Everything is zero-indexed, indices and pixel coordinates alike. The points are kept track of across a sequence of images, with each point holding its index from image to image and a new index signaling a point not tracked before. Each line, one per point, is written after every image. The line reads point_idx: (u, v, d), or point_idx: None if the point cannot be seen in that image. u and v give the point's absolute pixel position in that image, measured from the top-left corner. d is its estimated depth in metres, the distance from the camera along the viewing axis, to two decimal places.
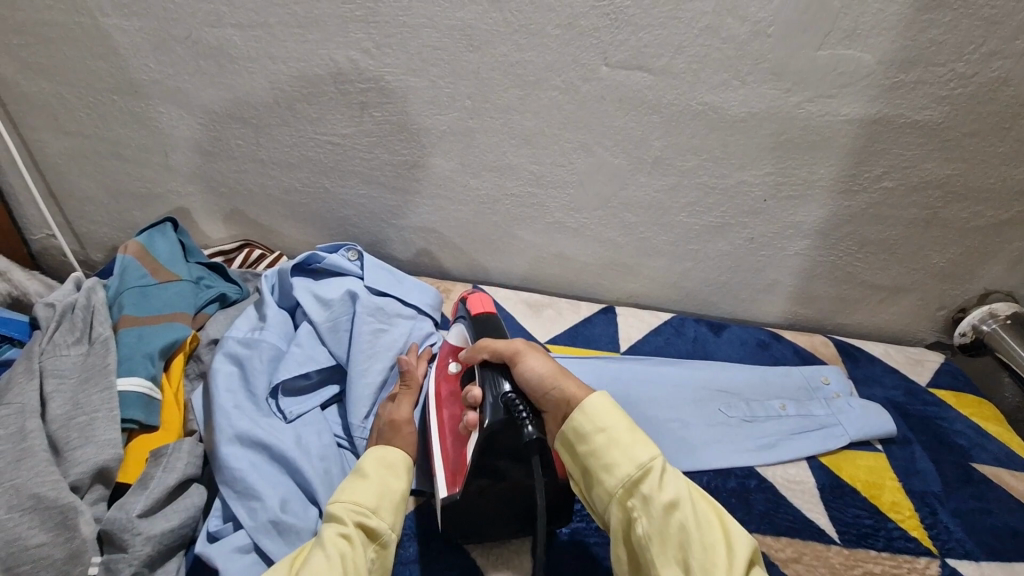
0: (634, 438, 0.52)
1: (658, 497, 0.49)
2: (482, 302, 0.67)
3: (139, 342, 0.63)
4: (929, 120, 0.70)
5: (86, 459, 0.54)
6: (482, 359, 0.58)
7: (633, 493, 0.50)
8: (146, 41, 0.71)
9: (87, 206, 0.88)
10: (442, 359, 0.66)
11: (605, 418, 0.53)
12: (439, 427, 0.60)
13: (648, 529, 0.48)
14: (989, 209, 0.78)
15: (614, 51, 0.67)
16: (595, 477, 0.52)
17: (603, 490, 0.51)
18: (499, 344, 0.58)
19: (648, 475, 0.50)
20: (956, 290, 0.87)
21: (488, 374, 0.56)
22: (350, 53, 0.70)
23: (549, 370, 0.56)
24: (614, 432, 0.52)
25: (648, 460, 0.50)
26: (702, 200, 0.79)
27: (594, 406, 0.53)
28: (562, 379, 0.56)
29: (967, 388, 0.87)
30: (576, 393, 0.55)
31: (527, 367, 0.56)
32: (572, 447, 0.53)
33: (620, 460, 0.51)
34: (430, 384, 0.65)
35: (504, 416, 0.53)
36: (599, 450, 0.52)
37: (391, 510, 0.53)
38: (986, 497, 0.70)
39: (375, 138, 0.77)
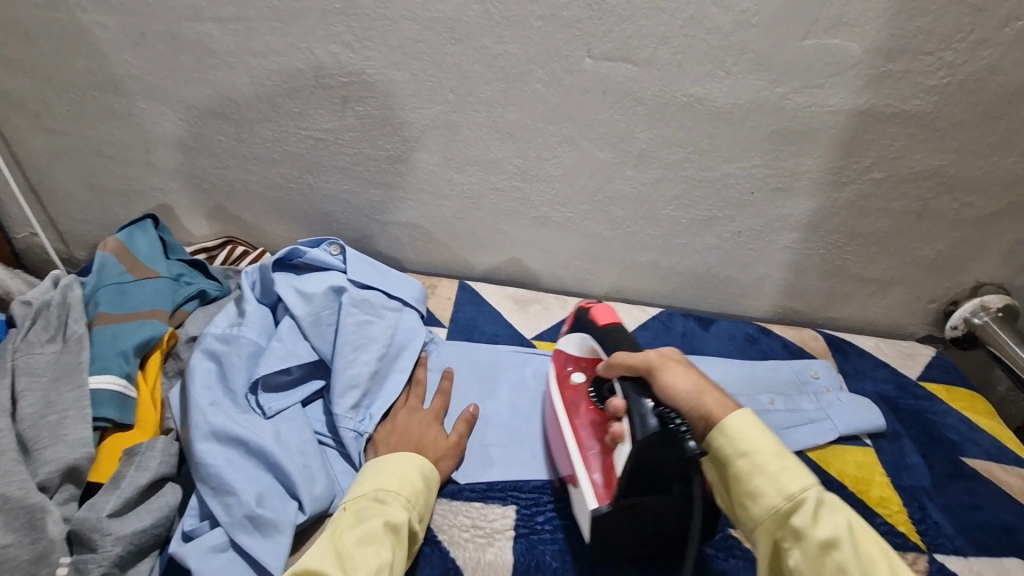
0: (784, 466, 0.49)
1: (814, 533, 0.46)
2: (608, 313, 0.66)
3: (114, 340, 0.62)
4: (918, 110, 0.69)
5: (56, 458, 0.53)
6: (620, 373, 0.56)
7: (782, 525, 0.47)
8: (125, 36, 0.71)
9: (69, 204, 0.87)
10: (562, 366, 0.69)
11: (751, 442, 0.50)
12: (574, 437, 0.62)
13: (801, 565, 0.46)
14: (980, 200, 0.77)
15: (598, 42, 0.66)
16: (736, 500, 0.50)
17: (747, 516, 0.49)
18: (633, 358, 0.56)
19: (800, 508, 0.47)
20: (948, 283, 0.86)
21: (626, 390, 0.54)
22: (331, 47, 0.69)
23: (691, 384, 0.53)
24: (759, 457, 0.49)
25: (800, 491, 0.47)
26: (689, 193, 0.78)
27: (737, 427, 0.51)
28: (704, 394, 0.53)
29: (959, 381, 0.86)
30: (718, 410, 0.52)
31: (665, 383, 0.53)
32: (717, 466, 0.51)
33: (767, 489, 0.48)
34: (556, 395, 0.67)
35: (658, 428, 0.51)
36: (743, 475, 0.49)
37: (425, 523, 0.56)
38: (976, 493, 0.70)
39: (358, 133, 0.76)
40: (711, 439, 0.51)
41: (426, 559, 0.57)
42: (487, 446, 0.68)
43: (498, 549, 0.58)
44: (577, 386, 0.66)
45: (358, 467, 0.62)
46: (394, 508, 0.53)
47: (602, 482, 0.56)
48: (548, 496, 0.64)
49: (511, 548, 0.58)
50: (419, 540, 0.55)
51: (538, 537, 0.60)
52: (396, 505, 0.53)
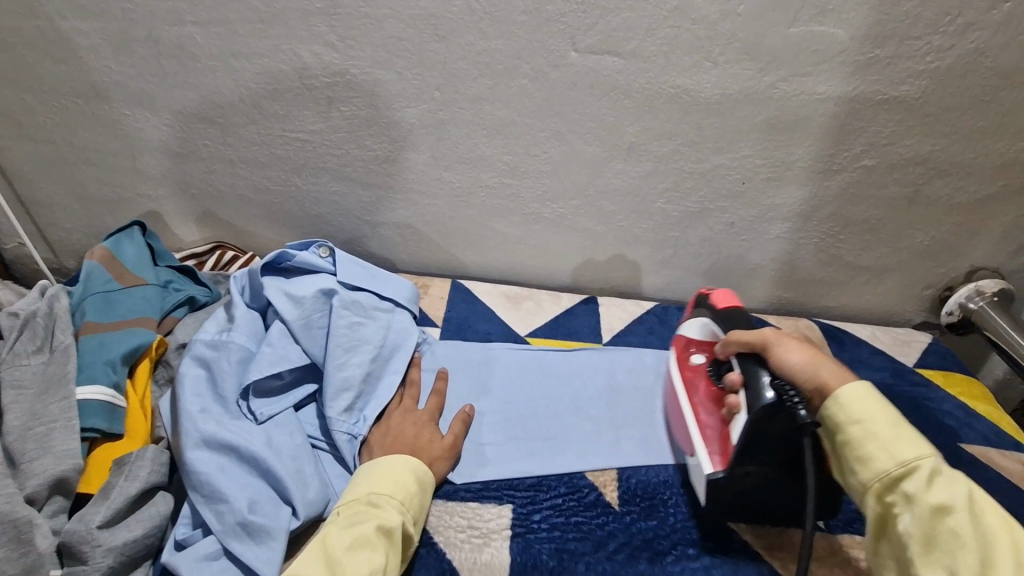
0: (899, 434, 0.49)
1: (926, 498, 0.46)
2: (729, 298, 0.69)
3: (101, 349, 0.62)
4: (908, 95, 0.69)
5: (43, 471, 0.53)
6: (737, 350, 0.58)
7: (892, 490, 0.48)
8: (106, 41, 0.70)
9: (57, 213, 0.86)
10: (682, 349, 0.72)
11: (866, 410, 0.50)
12: (694, 412, 0.65)
13: (910, 529, 0.47)
14: (972, 185, 0.77)
15: (583, 36, 0.66)
16: (845, 465, 0.51)
17: (856, 481, 0.50)
18: (749, 335, 0.58)
19: (913, 474, 0.48)
20: (942, 268, 0.86)
21: (745, 365, 0.56)
22: (314, 47, 0.69)
23: (805, 358, 0.54)
24: (872, 425, 0.50)
25: (914, 459, 0.48)
26: (679, 186, 0.78)
27: (850, 397, 0.51)
28: (819, 368, 0.54)
29: (956, 367, 0.86)
30: (833, 381, 0.53)
31: (780, 358, 0.55)
32: (829, 434, 0.53)
33: (879, 455, 0.49)
34: (674, 373, 0.71)
35: (774, 400, 0.53)
36: (853, 441, 0.50)
37: (421, 524, 0.56)
38: (974, 478, 0.69)
39: (344, 134, 0.76)
40: (824, 409, 0.52)
41: (422, 560, 0.56)
42: (483, 445, 0.67)
43: (494, 548, 0.58)
44: (697, 367, 0.69)
45: (353, 470, 0.62)
46: (387, 511, 0.53)
47: (719, 452, 0.59)
48: (544, 494, 0.63)
49: (507, 547, 0.58)
50: (415, 545, 0.55)
51: (534, 536, 0.59)
52: (389, 508, 0.53)
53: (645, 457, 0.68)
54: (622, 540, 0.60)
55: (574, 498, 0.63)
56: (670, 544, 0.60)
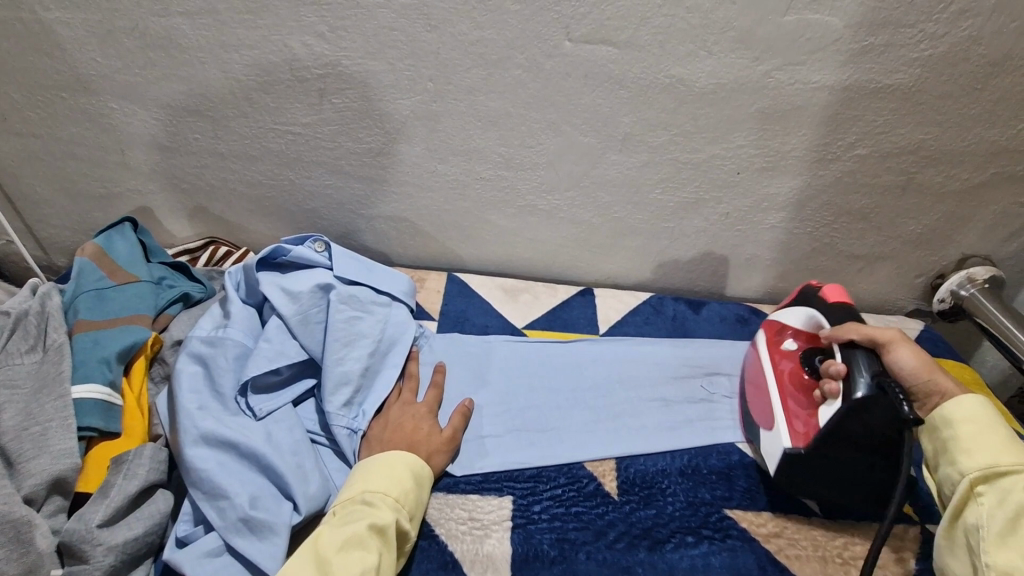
0: (1010, 442, 0.54)
1: (1022, 494, 0.51)
2: (840, 293, 0.67)
3: (96, 347, 0.61)
4: (901, 84, 0.69)
5: (40, 471, 0.52)
6: (850, 339, 0.60)
7: (988, 482, 0.53)
8: (91, 33, 0.68)
9: (46, 210, 0.85)
10: (777, 330, 0.71)
11: (983, 414, 0.55)
12: (778, 389, 0.66)
13: (995, 515, 0.52)
14: (965, 172, 0.77)
15: (576, 25, 0.65)
16: (946, 457, 0.56)
17: (952, 468, 0.55)
18: (872, 329, 0.60)
19: (1015, 473, 0.52)
20: (934, 256, 0.87)
21: (854, 355, 0.59)
22: (304, 38, 0.68)
23: (919, 364, 0.58)
24: (986, 427, 0.55)
25: (1021, 463, 0.53)
26: (675, 176, 0.77)
27: (972, 401, 0.56)
28: (935, 373, 0.59)
29: (948, 353, 0.86)
30: (953, 387, 0.58)
31: (896, 358, 0.59)
32: (933, 429, 0.58)
33: (987, 451, 0.54)
34: (763, 353, 0.71)
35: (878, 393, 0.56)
36: (963, 436, 0.55)
37: (418, 520, 0.56)
38: None
39: (337, 126, 0.75)
40: (937, 407, 0.58)
41: (424, 554, 0.57)
42: (483, 437, 0.68)
43: (496, 541, 0.58)
44: (789, 351, 0.69)
45: (352, 465, 0.62)
46: (380, 510, 0.53)
47: (802, 432, 0.62)
48: (545, 484, 0.64)
49: (508, 538, 0.58)
50: (411, 542, 0.55)
51: (535, 526, 0.59)
52: (383, 506, 0.53)
53: (644, 446, 0.69)
54: (622, 529, 0.60)
55: (574, 488, 0.64)
56: (669, 532, 0.60)
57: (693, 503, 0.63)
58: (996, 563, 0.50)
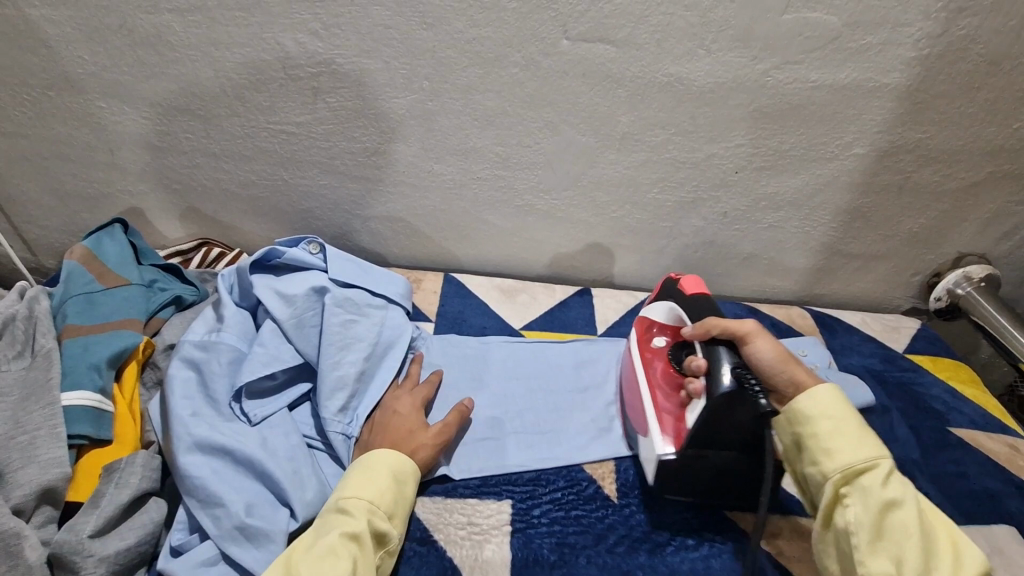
0: (862, 434, 0.53)
1: (881, 493, 0.50)
2: (698, 284, 0.65)
3: (86, 353, 0.60)
4: (899, 83, 0.69)
5: (29, 481, 0.51)
6: (712, 335, 0.57)
7: (850, 482, 0.52)
8: (78, 31, 0.67)
9: (34, 211, 0.83)
10: (645, 329, 0.71)
11: (835, 408, 0.54)
12: (650, 390, 0.65)
13: (862, 518, 0.50)
14: (960, 171, 0.77)
15: (574, 23, 0.64)
16: (808, 457, 0.54)
17: (816, 470, 0.53)
18: (729, 322, 0.58)
19: (874, 471, 0.51)
20: (930, 254, 0.87)
21: (715, 351, 0.56)
22: (297, 36, 0.66)
23: (777, 355, 0.58)
24: (840, 421, 0.54)
25: (875, 457, 0.52)
26: (672, 175, 0.77)
27: (823, 394, 0.55)
28: (792, 365, 0.58)
29: (944, 352, 0.87)
30: (807, 379, 0.57)
31: (757, 350, 0.58)
32: (791, 425, 0.55)
33: (845, 449, 0.52)
34: (635, 351, 0.71)
35: (735, 389, 0.53)
36: (821, 434, 0.53)
37: (402, 517, 0.55)
38: (963, 460, 0.70)
39: (331, 125, 0.74)
40: (791, 401, 0.56)
41: (422, 560, 0.56)
42: (484, 439, 0.67)
43: (496, 546, 0.57)
44: (658, 350, 0.69)
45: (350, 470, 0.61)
46: (353, 515, 0.52)
47: (674, 434, 0.60)
48: (544, 488, 0.63)
49: (508, 543, 0.58)
50: (397, 539, 0.54)
51: (535, 530, 0.59)
52: (358, 511, 0.52)
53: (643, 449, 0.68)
54: (622, 532, 0.60)
55: (573, 492, 0.63)
56: (670, 535, 0.60)
57: (693, 506, 0.63)
58: (869, 571, 0.49)
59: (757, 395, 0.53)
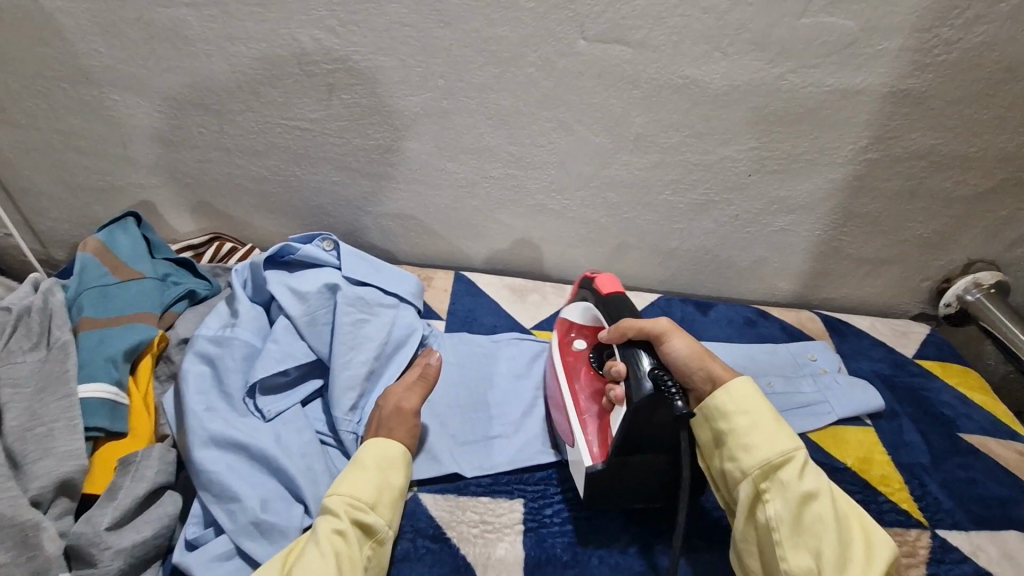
0: (777, 428, 0.55)
1: (797, 485, 0.51)
2: (613, 283, 0.67)
3: (101, 345, 0.60)
4: (914, 89, 0.69)
5: (47, 472, 0.51)
6: (627, 337, 0.58)
7: (769, 477, 0.53)
8: (94, 23, 0.67)
9: (45, 203, 0.83)
10: (564, 333, 0.71)
11: (749, 402, 0.56)
12: (574, 397, 0.63)
13: (782, 513, 0.51)
14: (972, 177, 0.77)
15: (591, 23, 0.64)
16: (727, 453, 0.55)
17: (736, 467, 0.54)
18: (645, 323, 0.59)
19: (788, 463, 0.53)
20: (940, 260, 0.87)
21: (632, 352, 0.56)
22: (314, 32, 0.66)
23: (692, 351, 0.59)
24: (756, 416, 0.55)
25: (790, 450, 0.53)
26: (685, 178, 0.77)
27: (738, 389, 0.56)
28: (707, 360, 0.59)
29: (953, 358, 0.87)
30: (723, 373, 0.58)
31: (673, 348, 0.59)
32: (710, 422, 0.56)
33: (761, 444, 0.54)
34: (554, 355, 0.70)
35: (652, 392, 0.52)
36: (738, 431, 0.54)
37: (389, 506, 0.54)
38: (973, 467, 0.70)
39: (345, 122, 0.74)
40: (709, 397, 0.57)
41: (434, 557, 0.56)
42: (494, 437, 0.67)
43: (507, 546, 0.57)
44: (578, 353, 0.68)
45: None
46: (335, 510, 0.51)
47: (600, 444, 0.58)
48: (555, 488, 0.63)
49: (520, 542, 0.58)
50: (387, 527, 0.53)
51: (547, 530, 0.59)
52: (340, 505, 0.52)
53: None
54: (633, 532, 0.60)
55: None
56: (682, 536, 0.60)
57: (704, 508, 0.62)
58: (791, 566, 0.49)
59: (674, 396, 0.52)
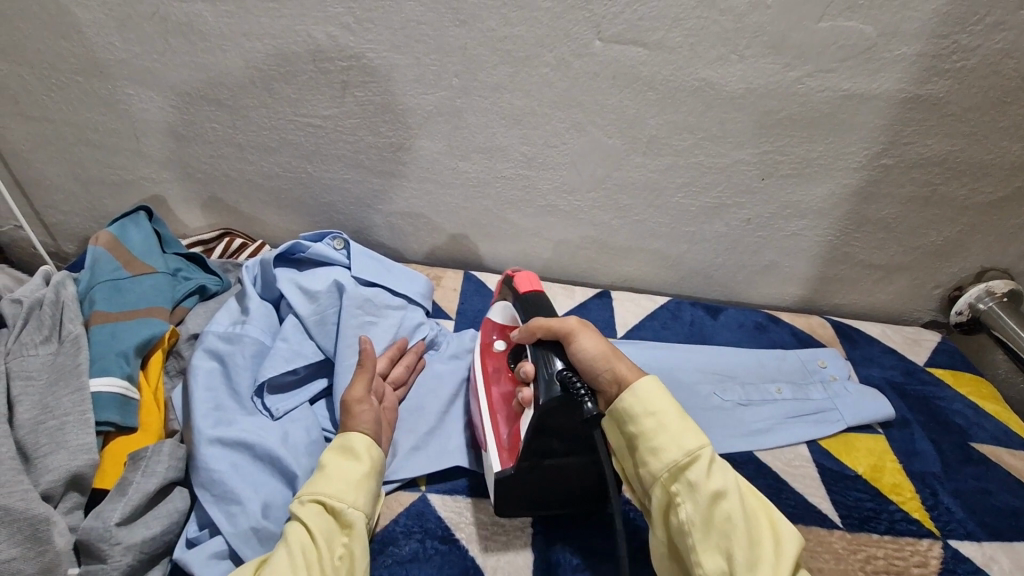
0: (684, 425, 0.50)
1: (706, 486, 0.47)
2: (529, 280, 0.64)
3: (113, 340, 0.60)
4: (932, 94, 0.68)
5: (58, 467, 0.51)
6: (537, 338, 0.56)
7: (678, 479, 0.49)
8: (109, 17, 0.67)
9: (56, 196, 0.83)
10: (487, 335, 0.67)
11: (656, 400, 0.51)
12: (490, 406, 0.61)
13: (693, 516, 0.47)
14: (987, 186, 0.77)
15: (608, 24, 0.64)
16: (638, 456, 0.51)
17: (647, 471, 0.50)
18: (552, 322, 0.56)
19: (696, 463, 0.48)
20: (953, 268, 0.86)
21: (540, 354, 0.55)
22: (329, 29, 0.66)
23: (601, 351, 0.54)
24: (663, 416, 0.50)
25: (697, 448, 0.49)
26: (698, 181, 0.77)
27: (644, 386, 0.52)
28: (615, 360, 0.54)
29: (965, 366, 0.86)
30: (630, 372, 0.53)
31: (580, 348, 0.54)
32: (620, 423, 0.52)
33: (668, 445, 0.49)
34: (476, 358, 0.67)
35: (560, 393, 0.52)
36: (647, 433, 0.50)
37: (356, 492, 0.51)
38: (985, 477, 0.69)
39: (358, 120, 0.73)
40: (617, 400, 0.52)
41: (441, 559, 0.55)
42: None
43: (514, 549, 0.57)
44: (499, 353, 0.65)
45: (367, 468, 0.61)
46: (297, 510, 0.50)
47: (508, 448, 0.57)
48: None
49: (528, 544, 0.57)
50: (353, 511, 0.50)
51: (556, 533, 0.58)
52: (302, 504, 0.50)
53: None
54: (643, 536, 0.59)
55: None
56: None
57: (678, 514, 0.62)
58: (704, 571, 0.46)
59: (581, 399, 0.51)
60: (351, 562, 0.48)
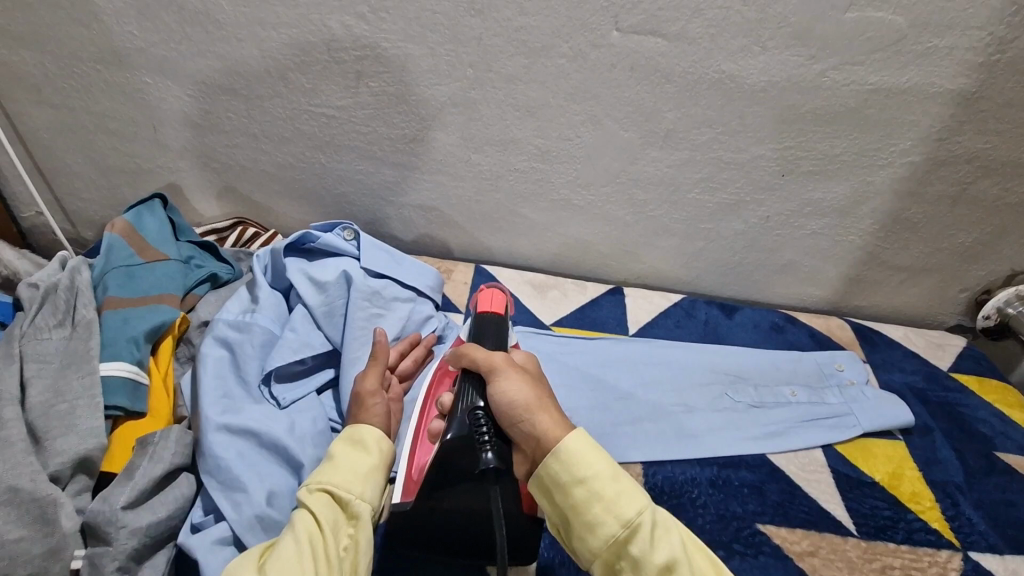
0: (619, 490, 0.46)
1: (651, 560, 0.44)
2: (491, 301, 0.64)
3: (125, 325, 0.61)
4: (963, 89, 0.66)
5: (67, 449, 0.52)
6: (463, 365, 0.55)
7: (620, 555, 0.45)
8: (128, 6, 0.67)
9: (76, 183, 0.85)
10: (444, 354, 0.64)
11: (585, 463, 0.46)
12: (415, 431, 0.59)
13: None
14: (1020, 185, 0.74)
15: (626, 14, 0.62)
16: (574, 531, 0.47)
17: (586, 548, 0.46)
18: (481, 355, 0.54)
19: (637, 535, 0.45)
20: (981, 271, 0.83)
21: (461, 385, 0.53)
22: (344, 18, 0.66)
23: (521, 399, 0.50)
24: (595, 484, 0.46)
25: (636, 517, 0.45)
26: (715, 176, 0.75)
27: (571, 445, 0.47)
28: (538, 412, 0.49)
29: (991, 373, 0.83)
30: (552, 429, 0.48)
31: (501, 389, 0.51)
32: (547, 491, 0.48)
33: (605, 519, 0.45)
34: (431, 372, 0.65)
35: (466, 432, 0.49)
36: (579, 507, 0.46)
37: (364, 484, 0.51)
38: (1010, 488, 0.67)
39: (372, 111, 0.73)
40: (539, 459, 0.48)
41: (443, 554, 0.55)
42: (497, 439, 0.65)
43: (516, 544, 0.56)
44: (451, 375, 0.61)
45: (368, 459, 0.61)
46: (306, 501, 0.49)
47: (414, 478, 0.55)
48: None
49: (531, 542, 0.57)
50: (360, 502, 0.50)
51: None
52: (310, 496, 0.50)
53: (674, 454, 0.66)
54: None
55: None
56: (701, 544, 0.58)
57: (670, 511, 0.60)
58: None
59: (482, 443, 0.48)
60: (356, 555, 0.48)
